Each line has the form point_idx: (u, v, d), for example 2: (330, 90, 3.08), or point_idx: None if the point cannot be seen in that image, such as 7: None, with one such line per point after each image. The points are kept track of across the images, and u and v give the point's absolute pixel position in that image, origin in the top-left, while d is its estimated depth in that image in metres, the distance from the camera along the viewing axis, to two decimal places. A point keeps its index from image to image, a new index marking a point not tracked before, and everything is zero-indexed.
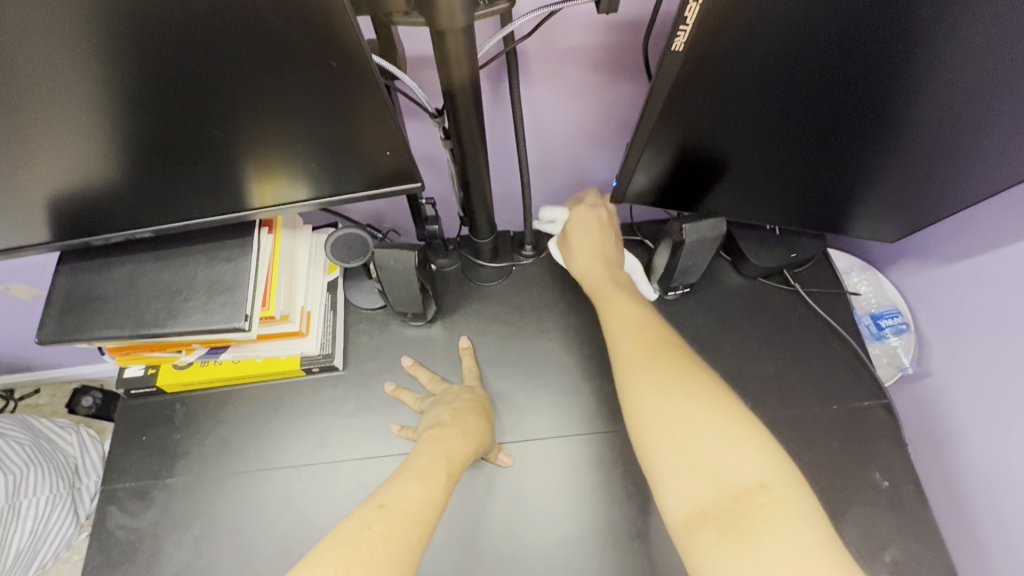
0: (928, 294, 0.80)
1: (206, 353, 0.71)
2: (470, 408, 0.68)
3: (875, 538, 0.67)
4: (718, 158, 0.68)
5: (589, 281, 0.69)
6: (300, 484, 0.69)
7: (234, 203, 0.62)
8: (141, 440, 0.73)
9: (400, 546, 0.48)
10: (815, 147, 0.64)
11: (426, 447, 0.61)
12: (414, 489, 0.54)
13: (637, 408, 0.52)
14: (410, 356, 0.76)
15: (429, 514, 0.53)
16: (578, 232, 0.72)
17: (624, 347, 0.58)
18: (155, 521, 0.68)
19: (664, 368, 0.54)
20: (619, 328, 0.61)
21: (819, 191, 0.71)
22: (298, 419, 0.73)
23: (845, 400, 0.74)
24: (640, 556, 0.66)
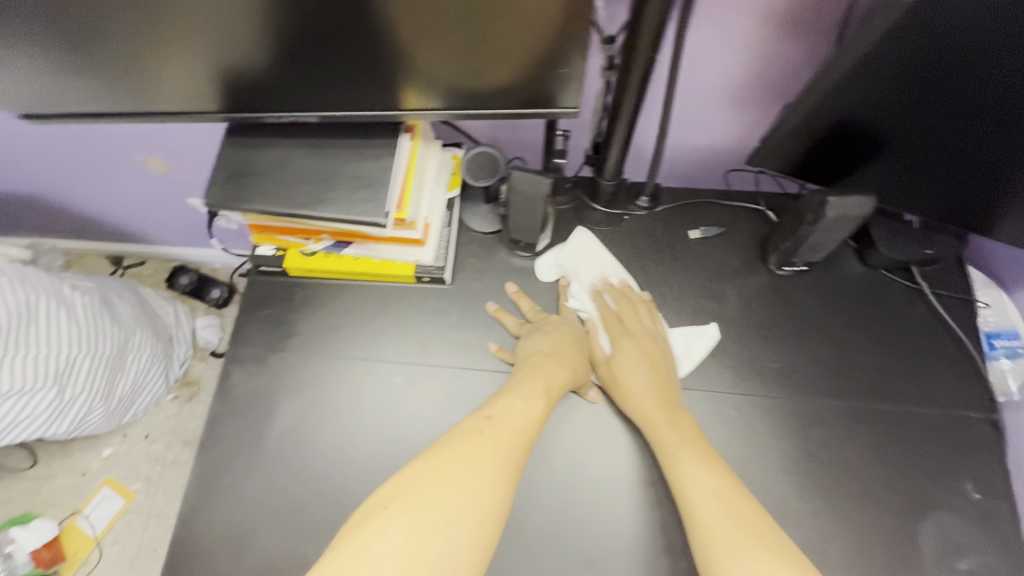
0: None
1: (332, 246, 0.76)
2: (572, 345, 0.71)
3: (953, 544, 0.66)
4: (883, 133, 0.63)
5: (654, 424, 0.65)
6: (400, 379, 0.75)
7: (388, 96, 0.62)
8: (260, 313, 0.78)
9: (506, 450, 0.52)
10: (994, 147, 0.58)
11: (526, 371, 0.65)
12: (516, 405, 0.59)
13: (691, 499, 0.56)
14: (513, 282, 0.79)
15: (531, 427, 0.57)
16: (631, 374, 0.69)
17: (666, 432, 0.63)
18: (269, 386, 0.74)
19: (705, 463, 0.59)
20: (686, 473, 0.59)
21: (981, 197, 0.65)
22: (404, 322, 0.78)
23: (949, 406, 0.72)
24: None
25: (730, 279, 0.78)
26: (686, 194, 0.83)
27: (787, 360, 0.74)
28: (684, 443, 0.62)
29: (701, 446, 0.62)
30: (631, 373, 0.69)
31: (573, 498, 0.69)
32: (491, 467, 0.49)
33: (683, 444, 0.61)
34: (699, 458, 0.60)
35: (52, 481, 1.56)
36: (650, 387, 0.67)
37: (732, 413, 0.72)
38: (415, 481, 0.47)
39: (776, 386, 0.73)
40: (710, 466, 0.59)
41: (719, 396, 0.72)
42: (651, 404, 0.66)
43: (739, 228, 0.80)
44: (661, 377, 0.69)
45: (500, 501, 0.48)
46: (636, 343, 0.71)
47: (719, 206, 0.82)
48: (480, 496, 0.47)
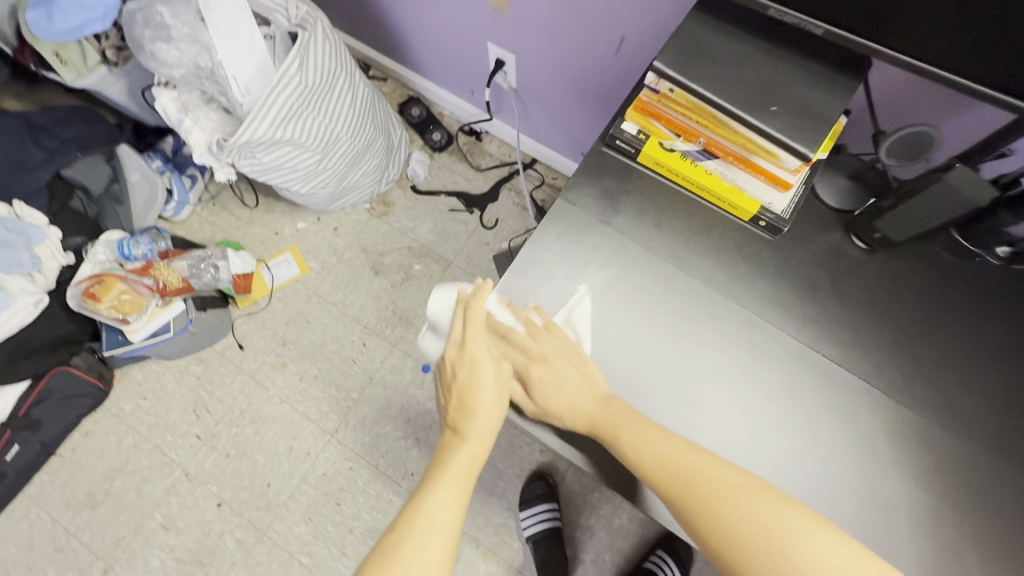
0: None
1: (695, 152, 0.78)
2: (473, 367, 0.72)
3: None
4: None
5: (592, 414, 0.70)
6: (702, 297, 0.78)
7: (906, 38, 0.58)
8: (598, 181, 0.83)
9: (470, 471, 0.69)
10: None
11: (453, 432, 0.72)
12: (482, 389, 0.71)
13: (645, 439, 0.66)
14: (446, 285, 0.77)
15: (479, 417, 0.70)
16: (555, 388, 0.71)
17: (601, 387, 0.72)
18: (582, 248, 0.80)
19: (641, 419, 0.68)
20: (575, 378, 0.72)
21: None
22: (723, 251, 0.80)
23: None
24: (943, 556, 0.69)
25: None
26: None
27: None
28: (620, 424, 0.68)
29: (627, 409, 0.70)
30: (567, 382, 0.72)
31: (817, 480, 0.72)
32: (450, 494, 0.65)
33: (614, 401, 0.70)
34: (634, 415, 0.69)
35: (253, 226, 1.79)
36: (570, 405, 0.71)
37: (1001, 487, 0.71)
38: (393, 551, 0.60)
39: None
40: (667, 433, 0.67)
41: (995, 463, 0.72)
42: (587, 408, 0.70)
43: None
44: (590, 379, 0.72)
45: (455, 503, 0.65)
46: (549, 364, 0.72)
47: None
48: (437, 522, 0.62)
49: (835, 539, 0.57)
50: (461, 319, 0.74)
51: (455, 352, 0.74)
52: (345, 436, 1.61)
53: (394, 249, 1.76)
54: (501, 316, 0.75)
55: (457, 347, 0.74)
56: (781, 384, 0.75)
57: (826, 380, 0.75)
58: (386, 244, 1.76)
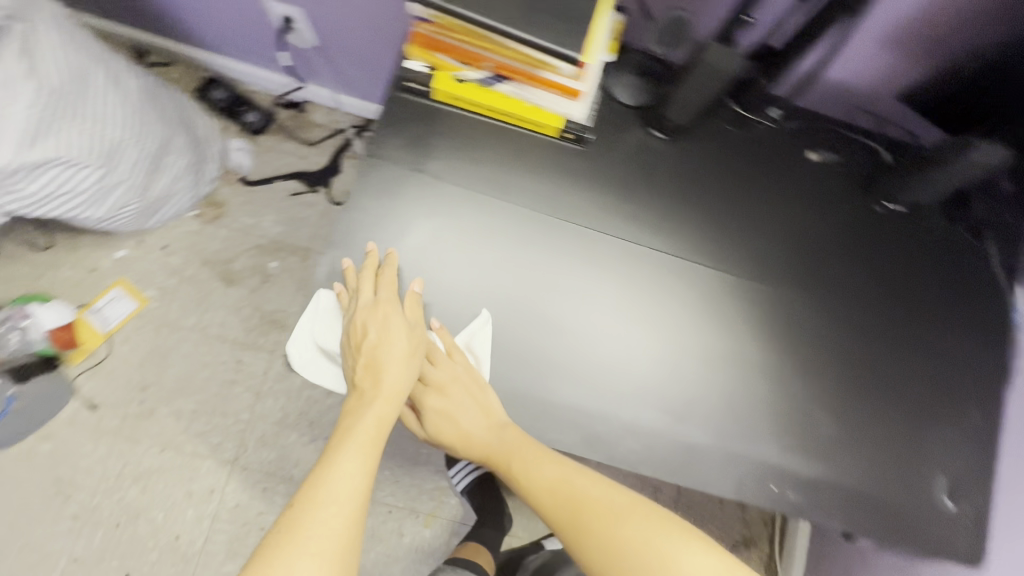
0: None
1: (487, 78, 0.75)
2: (387, 333, 0.72)
3: (945, 447, 0.81)
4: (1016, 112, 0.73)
5: (479, 442, 0.77)
6: (529, 221, 0.79)
7: None
8: (399, 129, 0.79)
9: (374, 446, 0.70)
10: None
11: (362, 391, 0.72)
12: (396, 349, 0.72)
13: (539, 484, 0.73)
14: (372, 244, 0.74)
15: (385, 406, 0.72)
16: (438, 399, 0.78)
17: (488, 441, 0.77)
18: (401, 203, 0.76)
19: (537, 454, 0.75)
20: (449, 431, 0.79)
21: None
22: (540, 171, 0.81)
23: (975, 347, 0.85)
24: (771, 388, 0.80)
25: (834, 205, 0.86)
26: (811, 117, 0.88)
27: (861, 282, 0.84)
28: (511, 456, 0.75)
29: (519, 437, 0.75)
30: (461, 412, 0.77)
31: (663, 358, 0.78)
32: (355, 480, 0.66)
33: (502, 445, 0.76)
34: (531, 446, 0.75)
35: (61, 269, 1.52)
36: (474, 415, 0.76)
37: (805, 317, 0.82)
38: (298, 525, 0.60)
39: (845, 302, 0.83)
40: (558, 463, 0.75)
41: (797, 299, 0.82)
42: (482, 437, 0.77)
43: (851, 160, 0.87)
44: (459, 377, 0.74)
45: (363, 481, 0.66)
46: (443, 395, 0.77)
47: (837, 134, 0.88)
48: (343, 493, 0.64)
49: (648, 526, 0.67)
50: (388, 271, 0.73)
51: (365, 305, 0.72)
52: (248, 461, 1.50)
53: (241, 252, 1.59)
54: (381, 226, 0.75)
55: (370, 297, 0.72)
56: (620, 280, 0.80)
57: (657, 266, 0.81)
58: (230, 249, 1.59)
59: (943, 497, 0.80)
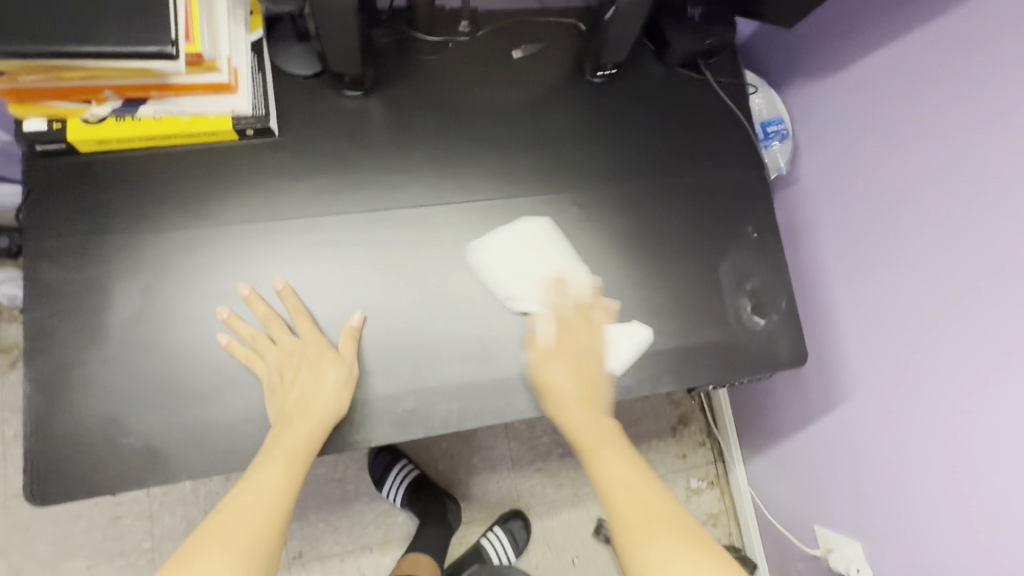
0: (805, 104, 0.96)
1: (123, 108, 0.66)
2: (315, 369, 0.67)
3: (743, 272, 0.84)
4: None
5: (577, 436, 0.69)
6: (248, 237, 0.72)
7: None
8: (61, 199, 0.69)
9: (297, 467, 0.62)
10: None
11: (290, 420, 0.65)
12: (332, 375, 0.67)
13: (606, 489, 0.63)
14: (247, 285, 0.70)
15: (314, 434, 0.65)
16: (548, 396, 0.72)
17: (584, 430, 0.69)
18: (98, 273, 0.68)
19: (626, 455, 0.67)
20: (584, 432, 0.68)
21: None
22: (241, 180, 0.73)
23: (734, 170, 0.87)
24: (566, 291, 0.78)
25: (553, 93, 0.84)
26: (503, 15, 0.84)
27: (609, 156, 0.84)
28: (604, 440, 0.68)
29: (621, 445, 0.68)
30: (574, 410, 0.70)
31: (449, 309, 0.75)
32: (277, 494, 0.59)
33: (598, 441, 0.68)
34: (618, 453, 0.67)
35: None
36: (578, 397, 0.71)
37: (571, 210, 0.81)
38: (194, 542, 0.54)
39: (602, 180, 0.83)
40: (630, 460, 0.66)
41: (558, 197, 0.81)
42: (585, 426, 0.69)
43: (553, 44, 0.84)
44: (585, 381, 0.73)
45: (284, 493, 0.60)
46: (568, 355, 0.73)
47: (532, 23, 0.84)
48: (257, 501, 0.58)
49: (671, 543, 0.57)
50: (301, 317, 0.70)
51: (287, 347, 0.68)
52: None
53: None
54: (82, 311, 0.67)
55: (288, 337, 0.69)
56: (369, 252, 0.74)
57: (402, 223, 0.76)
58: None
59: (752, 315, 0.82)
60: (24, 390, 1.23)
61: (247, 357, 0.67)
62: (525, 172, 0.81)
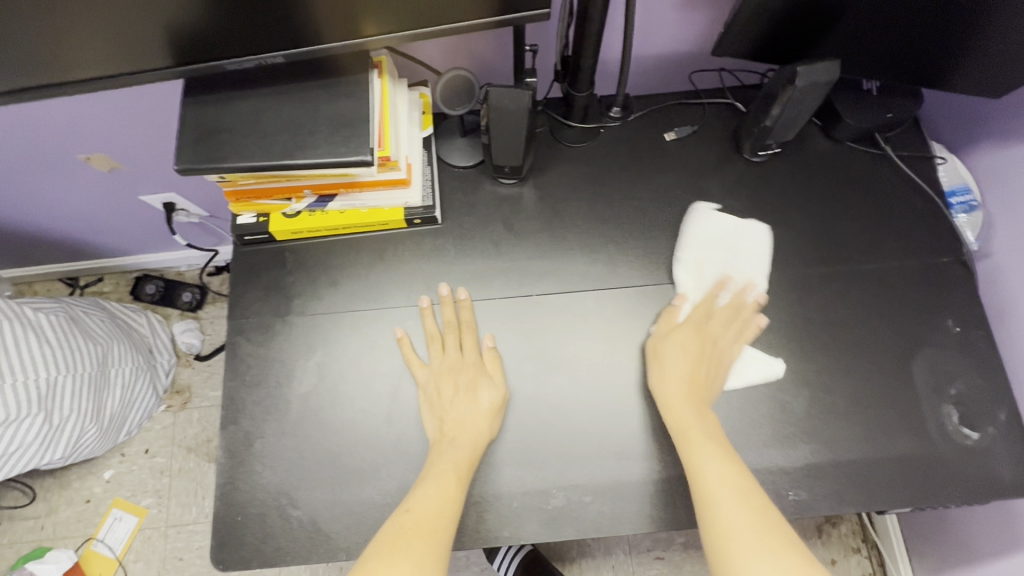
0: (1001, 172, 0.83)
1: (315, 203, 0.75)
2: (472, 389, 0.70)
3: (943, 373, 0.72)
4: (822, 18, 0.68)
5: (675, 409, 0.67)
6: (410, 323, 0.76)
7: (351, 26, 0.59)
8: (257, 281, 0.77)
9: (464, 477, 0.65)
10: (912, 45, 0.70)
11: (450, 437, 0.67)
12: (490, 395, 0.70)
13: (701, 475, 0.61)
14: (428, 298, 0.75)
15: (477, 450, 0.67)
16: (669, 355, 0.70)
17: (688, 420, 0.66)
18: (282, 350, 0.74)
19: (723, 456, 0.62)
20: (674, 367, 0.69)
21: (911, 66, 0.72)
22: (406, 265, 0.78)
23: (924, 254, 0.77)
24: (727, 387, 0.72)
25: (708, 175, 0.81)
26: (655, 100, 0.84)
27: (772, 239, 0.78)
28: (709, 438, 0.64)
29: (722, 441, 0.64)
30: (670, 359, 0.69)
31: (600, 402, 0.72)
32: (451, 491, 0.63)
33: (708, 440, 0.63)
34: (722, 456, 0.62)
35: None
36: (687, 375, 0.69)
37: (731, 297, 0.75)
38: (393, 531, 0.58)
39: (766, 265, 0.76)
40: (732, 462, 0.62)
41: (715, 283, 0.76)
42: (680, 404, 0.67)
43: (707, 125, 0.83)
44: (708, 364, 0.71)
45: (451, 497, 0.62)
46: (692, 338, 0.71)
47: (685, 106, 0.84)
48: (433, 506, 0.60)
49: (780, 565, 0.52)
50: (467, 332, 0.73)
51: (453, 358, 0.72)
52: None
53: None
54: (267, 386, 0.73)
55: (455, 350, 0.73)
56: (520, 337, 0.74)
57: (554, 309, 0.75)
58: None
59: (959, 427, 0.69)
60: (193, 430, 1.39)
61: (420, 363, 0.72)
62: (680, 259, 0.77)
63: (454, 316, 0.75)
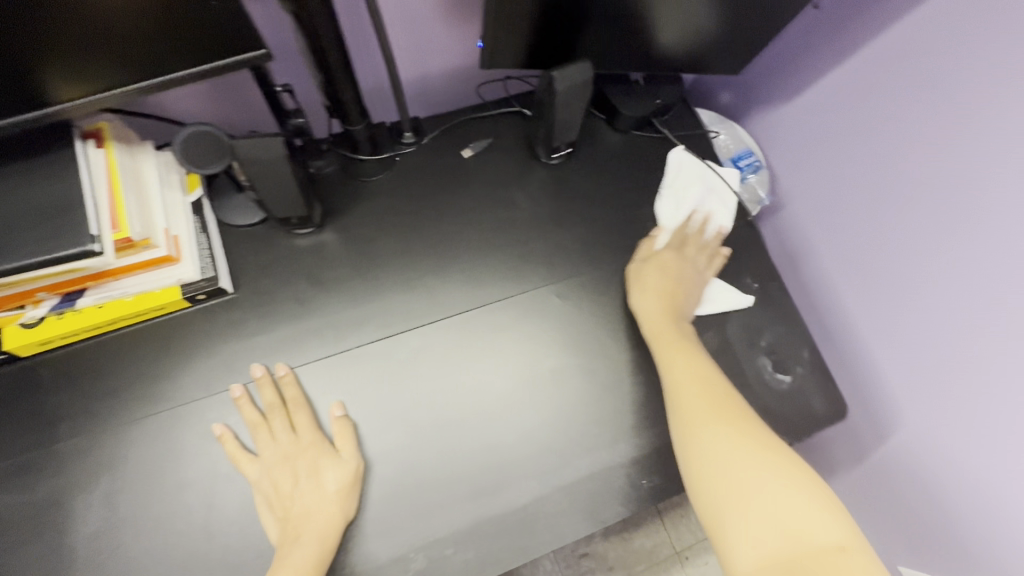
0: (771, 135, 0.97)
1: (61, 303, 0.62)
2: (315, 474, 0.63)
3: (753, 328, 0.77)
4: (568, 23, 0.70)
5: (660, 340, 0.70)
6: (215, 414, 0.66)
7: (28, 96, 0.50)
8: (7, 413, 0.63)
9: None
10: (655, 36, 0.75)
11: (293, 538, 0.59)
12: (337, 475, 0.62)
13: (700, 453, 0.59)
14: (241, 385, 0.66)
15: (330, 543, 0.60)
16: (638, 292, 0.73)
17: (688, 404, 0.63)
18: (56, 488, 0.61)
19: (717, 421, 0.60)
20: (643, 306, 0.72)
21: (661, 53, 0.78)
22: (200, 349, 0.68)
23: (717, 223, 0.82)
24: (568, 394, 0.71)
25: (511, 185, 0.80)
26: (446, 119, 0.82)
27: (582, 237, 0.79)
28: (703, 418, 0.61)
29: (693, 348, 0.70)
30: (640, 293, 0.73)
31: (446, 445, 0.67)
32: None
33: (708, 414, 0.61)
34: (716, 421, 0.60)
35: None
36: (661, 293, 0.73)
37: (555, 302, 0.75)
38: None
39: (582, 263, 0.78)
40: (725, 420, 0.60)
41: (538, 292, 0.75)
42: (663, 318, 0.71)
43: (500, 136, 0.82)
44: (676, 291, 0.74)
45: None
46: (662, 267, 0.75)
47: (477, 119, 0.83)
48: None
49: (731, 434, 0.58)
50: (300, 411, 0.66)
51: (286, 443, 0.64)
52: None
53: None
54: (41, 538, 0.60)
55: (287, 433, 0.65)
56: (346, 398, 0.68)
57: (377, 359, 0.70)
58: None
59: (773, 375, 0.75)
60: None
61: (251, 459, 0.63)
62: (499, 275, 0.75)
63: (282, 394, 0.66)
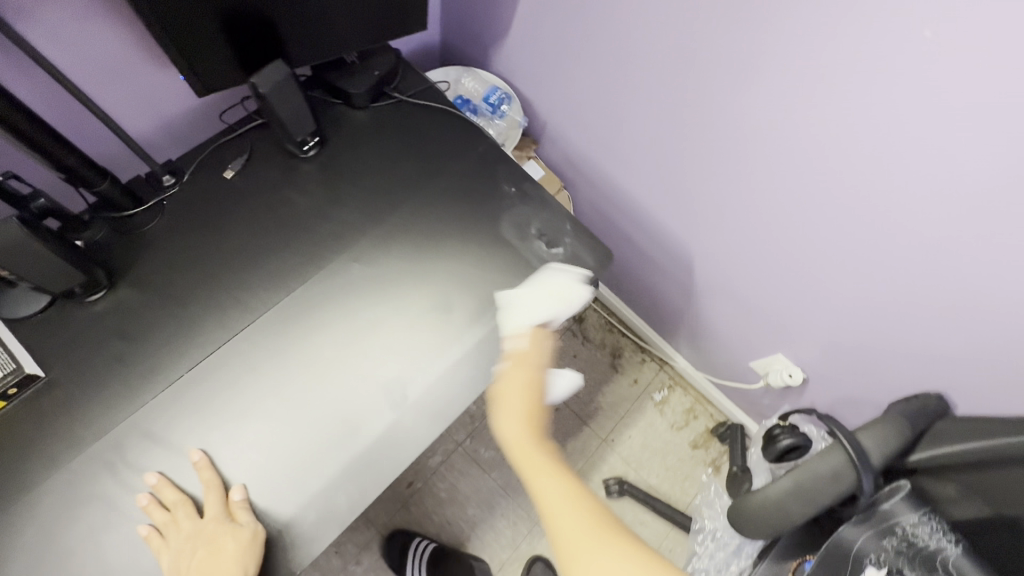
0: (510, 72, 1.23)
1: None
2: (217, 549, 0.67)
3: (523, 221, 0.93)
4: (256, 30, 0.78)
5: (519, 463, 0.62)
6: (73, 483, 0.70)
7: None
8: None
9: None
10: (347, 19, 0.86)
11: None
12: (231, 543, 0.67)
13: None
14: (151, 473, 0.71)
15: None
16: (510, 397, 0.66)
17: (560, 526, 0.60)
18: None
19: (612, 543, 0.57)
20: (510, 430, 0.64)
21: (359, 32, 0.89)
22: (33, 436, 0.71)
23: (468, 152, 0.97)
24: (391, 332, 0.82)
25: (281, 185, 0.89)
26: (197, 152, 0.89)
27: (359, 205, 0.90)
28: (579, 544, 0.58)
29: (568, 470, 0.63)
30: (515, 403, 0.65)
31: (300, 415, 0.76)
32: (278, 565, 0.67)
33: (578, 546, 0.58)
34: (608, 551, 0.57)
35: None
36: (523, 415, 0.64)
37: (355, 265, 0.86)
38: None
39: (368, 225, 0.89)
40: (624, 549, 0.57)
41: (337, 263, 0.86)
42: (524, 440, 0.63)
43: (255, 148, 0.91)
44: (530, 399, 0.66)
45: None
46: (509, 393, 0.66)
47: (226, 144, 0.90)
48: None
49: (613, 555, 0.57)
50: (208, 494, 0.70)
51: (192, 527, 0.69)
52: None
53: None
54: None
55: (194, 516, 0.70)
56: (198, 416, 0.75)
57: (213, 375, 0.77)
58: None
59: (548, 250, 0.91)
60: None
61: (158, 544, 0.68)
62: (298, 262, 0.85)
63: (185, 488, 0.71)
